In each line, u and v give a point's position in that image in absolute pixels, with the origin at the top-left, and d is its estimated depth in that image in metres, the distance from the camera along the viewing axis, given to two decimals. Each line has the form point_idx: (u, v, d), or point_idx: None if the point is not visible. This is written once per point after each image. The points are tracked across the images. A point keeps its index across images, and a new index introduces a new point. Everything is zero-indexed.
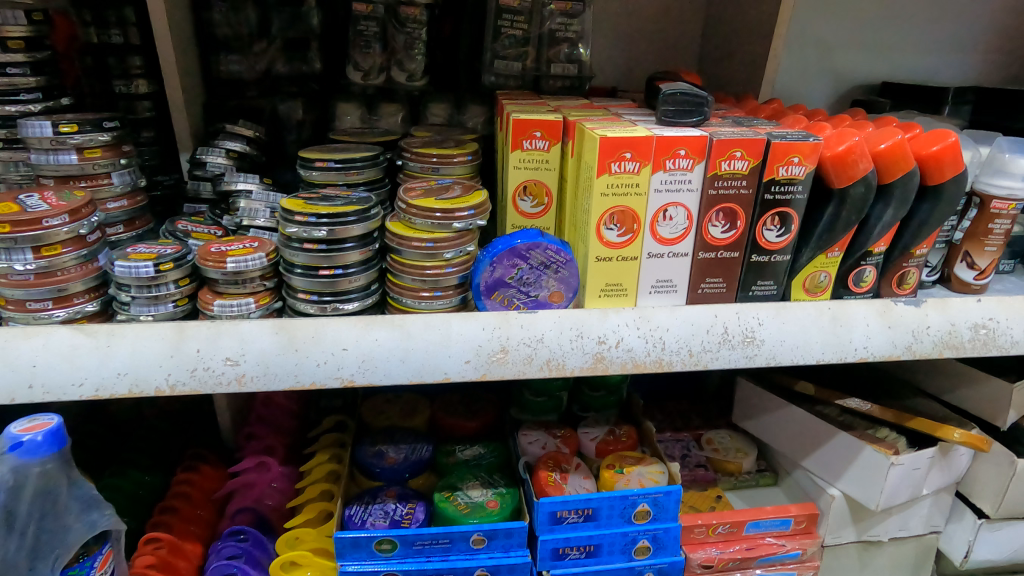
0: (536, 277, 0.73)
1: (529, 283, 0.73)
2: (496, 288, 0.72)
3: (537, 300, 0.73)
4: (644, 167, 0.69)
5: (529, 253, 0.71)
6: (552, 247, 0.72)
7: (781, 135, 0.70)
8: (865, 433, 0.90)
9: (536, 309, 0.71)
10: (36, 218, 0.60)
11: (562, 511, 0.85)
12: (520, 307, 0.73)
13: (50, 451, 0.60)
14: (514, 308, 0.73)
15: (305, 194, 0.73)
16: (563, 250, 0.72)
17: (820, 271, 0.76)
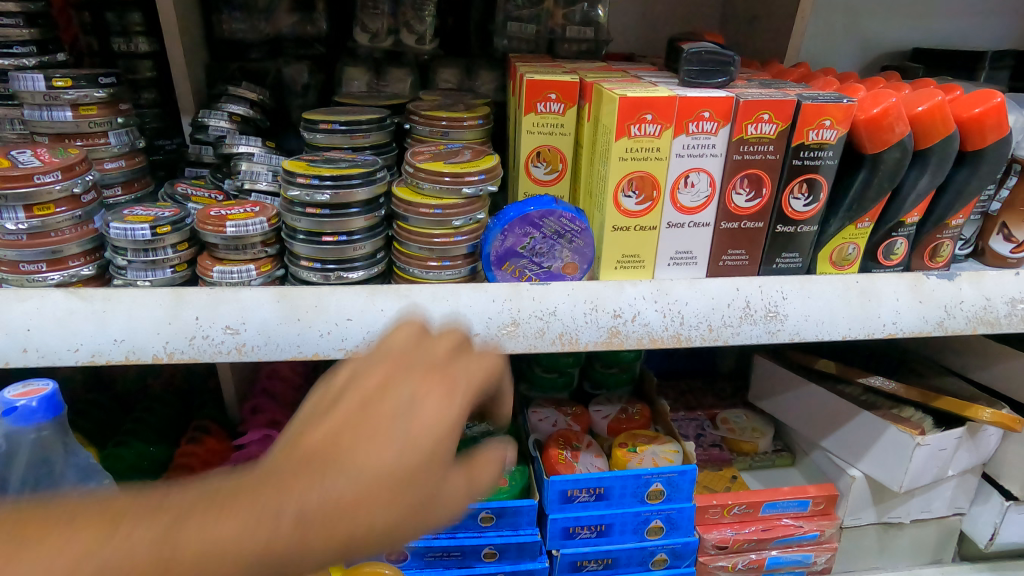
0: (550, 247, 0.69)
1: (543, 252, 0.69)
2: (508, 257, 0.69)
3: (551, 272, 0.70)
4: (665, 130, 0.65)
5: (543, 221, 0.68)
6: (566, 216, 0.68)
7: (812, 96, 0.66)
8: (889, 413, 0.86)
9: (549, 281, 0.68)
10: (27, 173, 0.58)
11: (572, 489, 0.82)
12: (531, 279, 0.70)
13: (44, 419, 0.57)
14: (525, 280, 0.70)
15: (308, 157, 0.70)
16: (578, 219, 0.68)
17: (848, 243, 0.72)
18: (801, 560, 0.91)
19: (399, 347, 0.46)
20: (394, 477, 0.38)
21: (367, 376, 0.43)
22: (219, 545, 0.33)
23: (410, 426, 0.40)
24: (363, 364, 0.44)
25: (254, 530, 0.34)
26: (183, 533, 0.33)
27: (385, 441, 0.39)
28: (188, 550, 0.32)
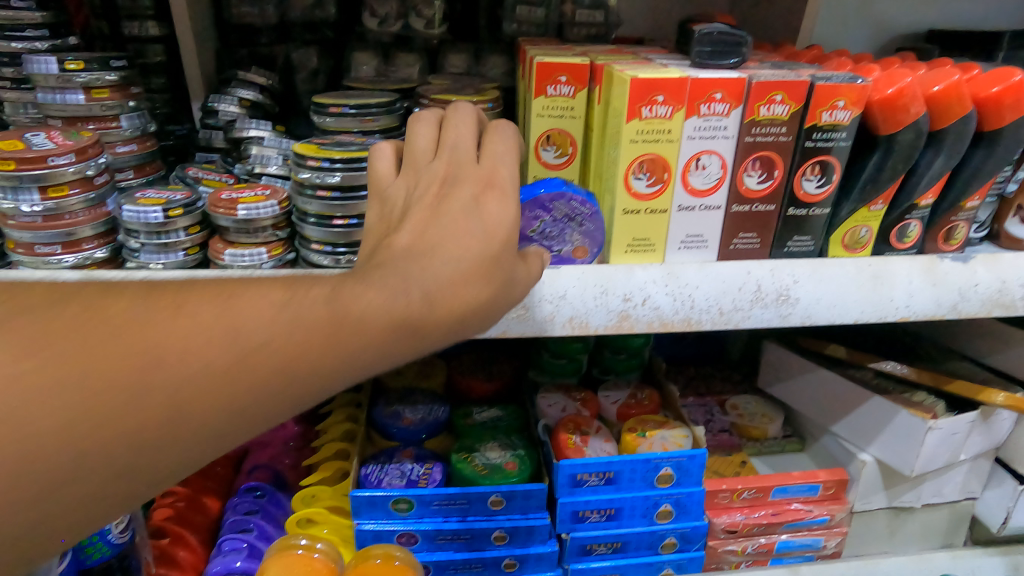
0: (559, 231, 0.68)
1: (552, 236, 0.69)
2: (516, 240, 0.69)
3: (559, 256, 0.69)
4: (676, 112, 0.65)
5: (552, 204, 0.67)
6: (577, 199, 0.67)
7: (825, 77, 0.65)
8: (902, 397, 0.86)
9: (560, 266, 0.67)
10: (41, 156, 0.58)
11: (582, 473, 0.83)
12: None
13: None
14: None
15: (319, 140, 0.70)
16: (589, 202, 0.68)
17: (861, 226, 0.72)
18: (810, 544, 0.92)
19: (442, 161, 0.50)
20: (499, 249, 0.45)
21: (427, 190, 0.49)
22: (378, 306, 0.40)
23: (488, 214, 0.45)
24: (421, 177, 0.50)
25: (401, 291, 0.41)
26: (346, 301, 0.40)
27: (466, 231, 0.44)
28: (353, 314, 0.40)
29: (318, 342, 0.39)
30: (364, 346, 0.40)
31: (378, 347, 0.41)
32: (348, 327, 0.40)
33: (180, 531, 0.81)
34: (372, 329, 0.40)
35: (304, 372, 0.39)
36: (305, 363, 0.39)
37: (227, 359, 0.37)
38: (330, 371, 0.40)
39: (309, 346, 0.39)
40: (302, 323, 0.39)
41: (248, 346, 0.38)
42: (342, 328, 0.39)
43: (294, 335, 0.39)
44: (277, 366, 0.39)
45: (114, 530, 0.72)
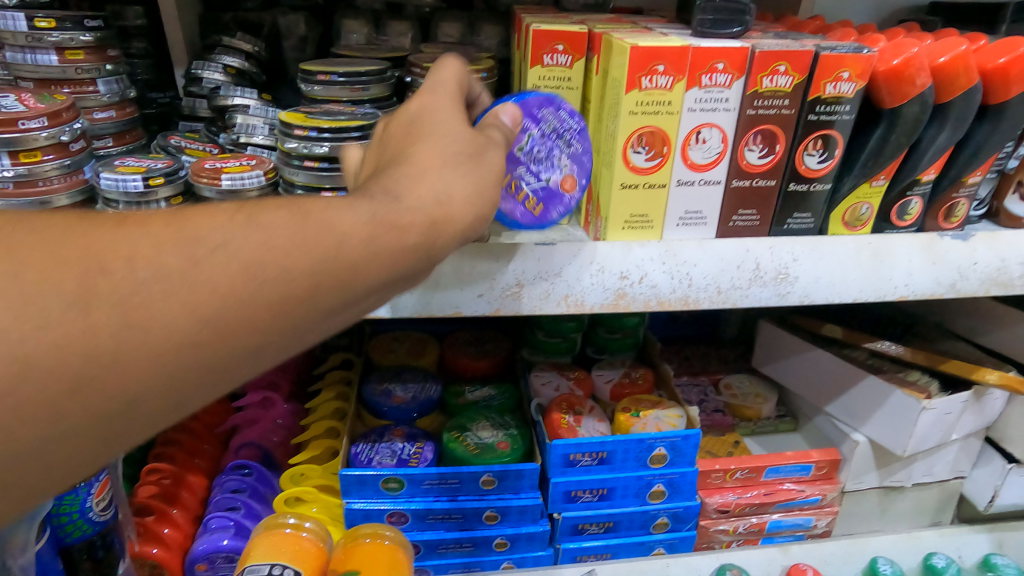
0: (550, 153, 0.64)
1: (542, 160, 0.65)
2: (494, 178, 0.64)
3: (551, 184, 0.65)
4: (677, 82, 0.62)
5: (542, 114, 0.63)
6: (565, 112, 0.64)
7: (830, 47, 0.63)
8: (896, 377, 0.86)
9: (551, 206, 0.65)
10: (12, 118, 0.56)
11: (575, 453, 0.82)
12: (529, 193, 0.65)
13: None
14: (524, 194, 0.65)
15: (306, 109, 0.67)
16: (575, 117, 0.64)
17: (862, 203, 0.70)
18: (801, 524, 0.92)
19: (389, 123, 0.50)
20: (470, 150, 0.46)
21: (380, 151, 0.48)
22: (362, 224, 0.40)
23: (446, 130, 0.46)
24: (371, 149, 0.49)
25: (389, 202, 0.41)
26: (318, 214, 0.39)
27: (426, 148, 0.45)
28: (336, 226, 0.39)
29: (309, 264, 0.38)
30: (356, 248, 0.39)
31: (386, 260, 0.40)
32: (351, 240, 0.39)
33: (165, 509, 0.80)
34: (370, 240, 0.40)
35: (305, 282, 0.38)
36: (302, 275, 0.38)
37: (212, 290, 0.35)
38: (349, 291, 0.40)
39: (301, 266, 0.38)
40: (292, 238, 0.38)
41: (242, 272, 0.36)
42: (340, 243, 0.39)
43: (281, 247, 0.37)
44: (285, 289, 0.37)
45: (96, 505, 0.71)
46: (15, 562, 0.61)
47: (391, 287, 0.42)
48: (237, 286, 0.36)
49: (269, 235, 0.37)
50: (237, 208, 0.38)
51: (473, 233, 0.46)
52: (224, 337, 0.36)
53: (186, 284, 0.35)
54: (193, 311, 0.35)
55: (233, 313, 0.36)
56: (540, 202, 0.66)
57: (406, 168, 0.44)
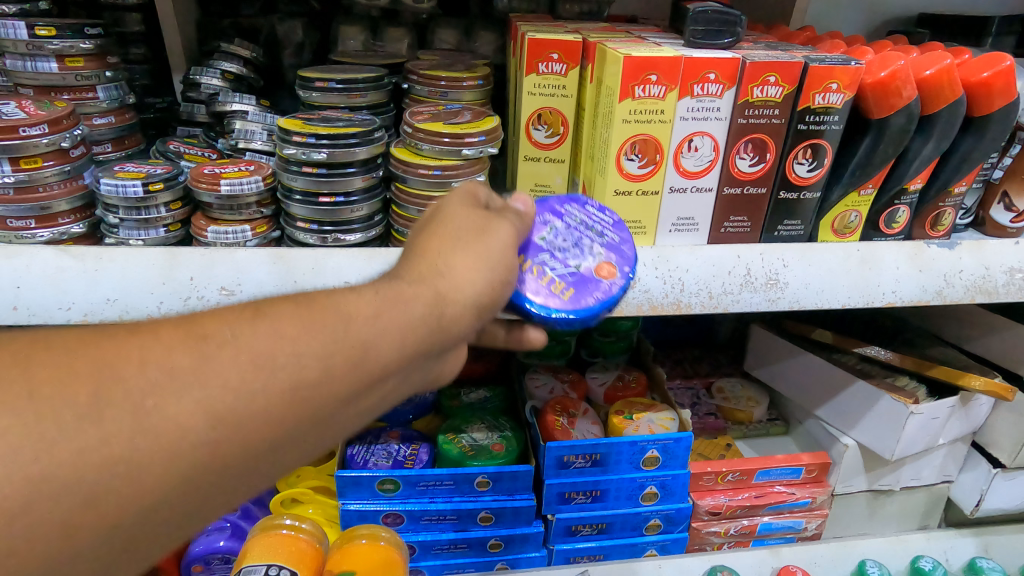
0: (577, 241, 0.64)
1: (569, 249, 0.64)
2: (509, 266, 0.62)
3: (580, 269, 0.63)
4: (669, 92, 0.64)
5: (566, 210, 0.67)
6: (592, 208, 0.67)
7: (819, 58, 0.65)
8: (886, 382, 0.86)
9: (578, 288, 0.62)
10: (12, 126, 0.56)
11: (569, 455, 0.83)
12: (555, 277, 0.62)
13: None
14: (549, 279, 0.61)
15: (304, 115, 0.68)
16: (604, 212, 0.67)
17: (850, 210, 0.72)
18: (791, 526, 0.93)
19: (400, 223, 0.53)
20: (471, 228, 0.48)
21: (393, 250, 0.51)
22: (368, 302, 0.42)
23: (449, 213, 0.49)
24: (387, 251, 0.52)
25: (400, 283, 0.44)
26: (323, 301, 0.41)
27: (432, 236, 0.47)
28: (343, 307, 0.41)
29: (322, 346, 0.39)
30: (365, 327, 0.41)
31: (395, 335, 0.42)
32: (361, 319, 0.41)
33: None
34: (377, 318, 0.41)
35: (318, 364, 0.39)
36: (316, 360, 0.39)
37: (226, 386, 0.37)
38: (362, 372, 0.41)
39: (314, 348, 0.39)
40: (302, 322, 0.40)
41: (252, 364, 0.37)
42: (351, 324, 0.41)
43: (293, 337, 0.39)
44: (301, 375, 0.39)
45: None
46: None
47: (408, 363, 0.44)
48: (250, 376, 0.37)
49: (281, 326, 0.39)
50: (246, 305, 0.40)
51: (486, 302, 0.47)
52: (237, 432, 0.37)
53: (197, 381, 0.36)
54: (204, 409, 0.36)
55: (245, 410, 0.37)
56: (570, 284, 0.62)
57: (420, 251, 0.47)
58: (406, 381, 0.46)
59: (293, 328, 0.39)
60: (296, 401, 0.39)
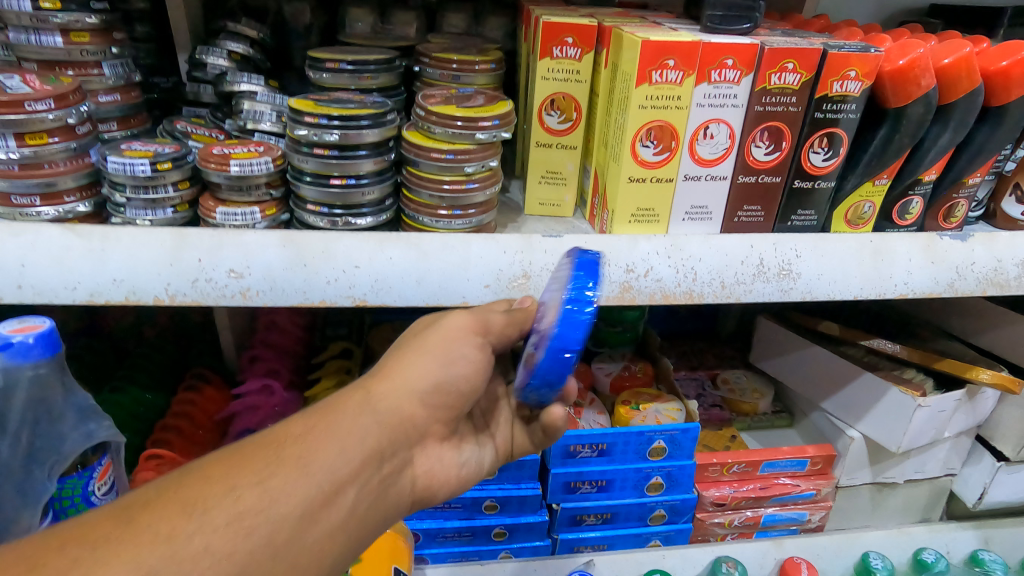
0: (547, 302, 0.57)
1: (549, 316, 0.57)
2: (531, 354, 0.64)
3: (538, 333, 0.55)
4: (687, 78, 0.63)
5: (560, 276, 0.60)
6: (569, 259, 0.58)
7: (838, 45, 0.64)
8: (893, 374, 0.87)
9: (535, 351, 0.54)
10: (17, 100, 0.54)
11: (575, 445, 0.82)
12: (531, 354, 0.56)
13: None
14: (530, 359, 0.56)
15: (315, 96, 0.66)
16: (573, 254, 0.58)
17: (865, 201, 0.71)
18: (795, 517, 0.93)
19: None
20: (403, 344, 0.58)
21: None
22: (303, 424, 0.48)
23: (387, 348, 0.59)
24: None
25: (334, 402, 0.51)
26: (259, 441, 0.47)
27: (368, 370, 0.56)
28: (278, 431, 0.47)
29: (255, 475, 0.43)
30: (298, 443, 0.46)
31: (334, 442, 0.47)
32: (293, 439, 0.46)
33: None
34: (310, 433, 0.47)
35: (259, 488, 0.43)
36: (255, 488, 0.43)
37: (164, 525, 0.39)
38: (308, 484, 0.44)
39: (248, 479, 0.43)
40: (235, 459, 0.44)
41: (183, 511, 0.40)
42: (284, 445, 0.46)
43: (225, 471, 0.43)
44: (241, 507, 0.42)
45: (100, 489, 0.59)
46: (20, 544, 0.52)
47: (356, 470, 0.47)
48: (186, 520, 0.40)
49: (210, 469, 0.43)
50: (178, 472, 0.44)
51: (428, 387, 0.55)
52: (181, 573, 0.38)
53: (126, 538, 0.38)
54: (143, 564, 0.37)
55: (188, 550, 0.39)
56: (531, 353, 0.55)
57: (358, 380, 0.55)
58: (372, 498, 0.49)
59: (222, 471, 0.43)
60: (244, 531, 0.41)
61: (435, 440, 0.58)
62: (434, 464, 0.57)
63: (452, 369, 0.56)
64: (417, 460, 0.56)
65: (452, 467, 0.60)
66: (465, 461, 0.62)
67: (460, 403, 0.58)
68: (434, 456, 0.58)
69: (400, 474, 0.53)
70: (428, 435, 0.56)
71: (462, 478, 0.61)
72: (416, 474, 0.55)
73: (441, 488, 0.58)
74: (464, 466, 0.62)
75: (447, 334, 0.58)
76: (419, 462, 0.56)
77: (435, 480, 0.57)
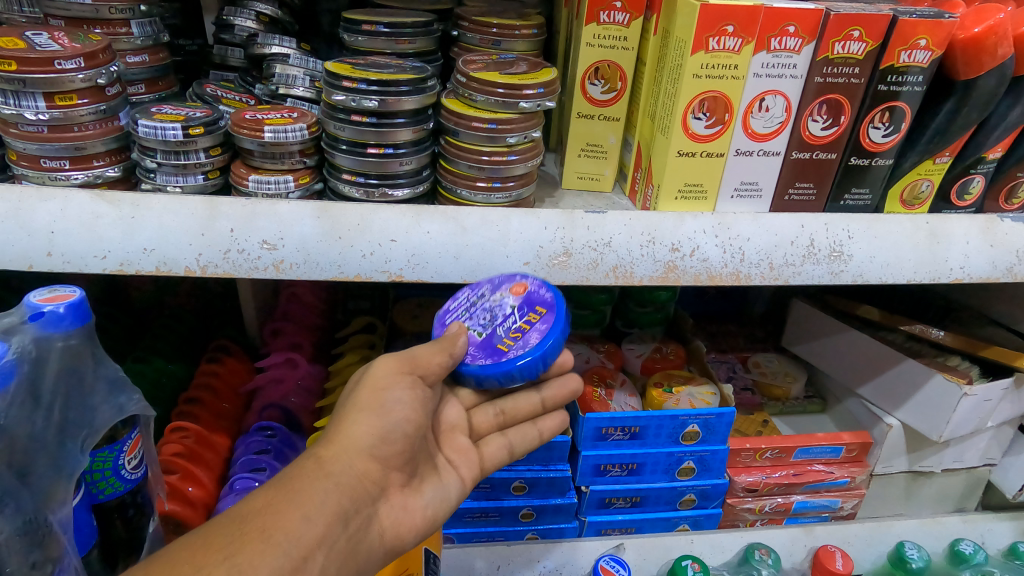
0: (491, 309, 0.64)
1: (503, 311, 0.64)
2: (499, 370, 0.61)
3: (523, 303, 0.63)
4: (745, 45, 0.59)
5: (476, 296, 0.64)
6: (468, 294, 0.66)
7: (908, 12, 0.60)
8: (937, 361, 0.84)
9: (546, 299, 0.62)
10: (48, 58, 0.52)
11: (608, 427, 0.80)
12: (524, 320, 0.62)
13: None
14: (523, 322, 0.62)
15: (352, 60, 0.64)
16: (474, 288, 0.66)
17: (922, 180, 0.68)
18: (827, 505, 0.91)
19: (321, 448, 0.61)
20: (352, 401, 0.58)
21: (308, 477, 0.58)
22: (263, 496, 0.49)
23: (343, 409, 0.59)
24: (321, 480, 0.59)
25: (289, 474, 0.52)
26: (218, 525, 0.46)
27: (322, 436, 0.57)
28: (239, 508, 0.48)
29: (223, 552, 0.44)
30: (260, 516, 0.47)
31: (296, 511, 0.49)
32: (255, 513, 0.47)
33: (189, 467, 0.76)
34: (269, 506, 0.48)
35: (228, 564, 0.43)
36: (225, 561, 0.43)
37: None
38: (273, 557, 0.45)
39: (214, 558, 0.44)
40: (197, 542, 0.45)
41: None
42: (246, 521, 0.47)
43: (190, 553, 0.44)
44: None
45: (129, 463, 0.58)
46: (54, 517, 0.51)
47: (323, 538, 0.49)
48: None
49: (177, 554, 0.44)
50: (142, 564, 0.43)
51: (375, 441, 0.56)
52: None
53: None
54: None
55: None
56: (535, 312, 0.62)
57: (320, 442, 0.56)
58: (342, 558, 0.50)
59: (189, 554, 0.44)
60: None
61: (396, 489, 0.58)
62: (401, 513, 0.58)
63: (390, 418, 0.58)
64: (382, 512, 0.56)
65: (418, 510, 0.59)
66: (431, 501, 0.61)
67: (406, 449, 0.58)
68: (399, 506, 0.58)
69: (368, 529, 0.54)
70: (385, 486, 0.57)
71: (430, 517, 0.60)
72: (384, 525, 0.56)
73: (412, 532, 0.58)
74: (429, 506, 0.60)
75: (376, 384, 0.59)
76: (385, 514, 0.56)
77: (405, 528, 0.58)
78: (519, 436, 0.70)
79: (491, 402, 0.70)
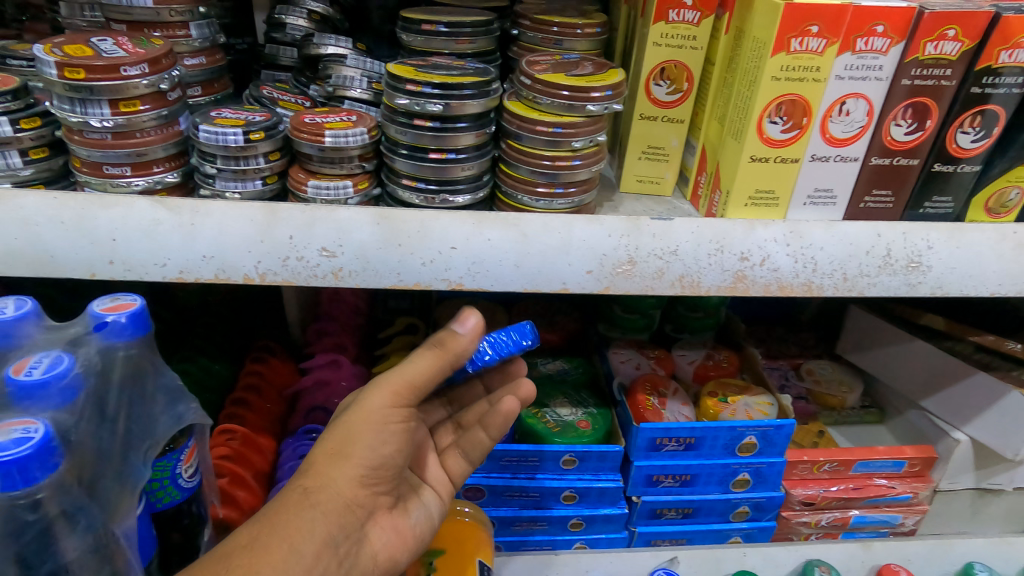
0: None
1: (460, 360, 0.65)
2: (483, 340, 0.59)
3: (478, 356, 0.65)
4: (829, 46, 0.56)
5: None
6: None
7: (1008, 10, 0.56)
8: (1012, 376, 0.80)
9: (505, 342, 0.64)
10: (113, 65, 0.51)
11: (662, 438, 0.78)
12: None
13: (54, 467, 0.43)
14: None
15: (413, 61, 0.61)
16: None
17: (1012, 187, 0.64)
18: (885, 521, 0.88)
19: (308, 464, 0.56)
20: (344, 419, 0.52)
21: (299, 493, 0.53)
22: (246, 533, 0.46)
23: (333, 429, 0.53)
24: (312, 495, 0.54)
25: (276, 502, 0.49)
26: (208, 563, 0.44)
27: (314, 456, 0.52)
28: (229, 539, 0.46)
29: None
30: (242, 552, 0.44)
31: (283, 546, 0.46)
32: (241, 549, 0.45)
33: (237, 470, 0.75)
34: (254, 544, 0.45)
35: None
36: None
37: None
38: None
39: None
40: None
41: None
42: (233, 557, 0.44)
43: None
44: None
45: (185, 471, 0.58)
46: (119, 529, 0.50)
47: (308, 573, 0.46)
48: None
49: None
50: None
51: (372, 465, 0.52)
52: None
53: None
54: None
55: None
56: None
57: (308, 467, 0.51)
58: None
59: None
60: None
61: (385, 510, 0.55)
62: (391, 535, 0.55)
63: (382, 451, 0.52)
64: (372, 534, 0.53)
65: (408, 530, 0.57)
66: (416, 520, 0.59)
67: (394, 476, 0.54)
68: (388, 527, 0.55)
69: (360, 552, 0.51)
70: (374, 508, 0.54)
71: (419, 537, 0.58)
72: (376, 547, 0.53)
73: (404, 552, 0.56)
74: (417, 525, 0.58)
75: (365, 417, 0.51)
76: (374, 536, 0.54)
77: (396, 548, 0.55)
78: (472, 441, 0.68)
79: (450, 419, 0.71)
